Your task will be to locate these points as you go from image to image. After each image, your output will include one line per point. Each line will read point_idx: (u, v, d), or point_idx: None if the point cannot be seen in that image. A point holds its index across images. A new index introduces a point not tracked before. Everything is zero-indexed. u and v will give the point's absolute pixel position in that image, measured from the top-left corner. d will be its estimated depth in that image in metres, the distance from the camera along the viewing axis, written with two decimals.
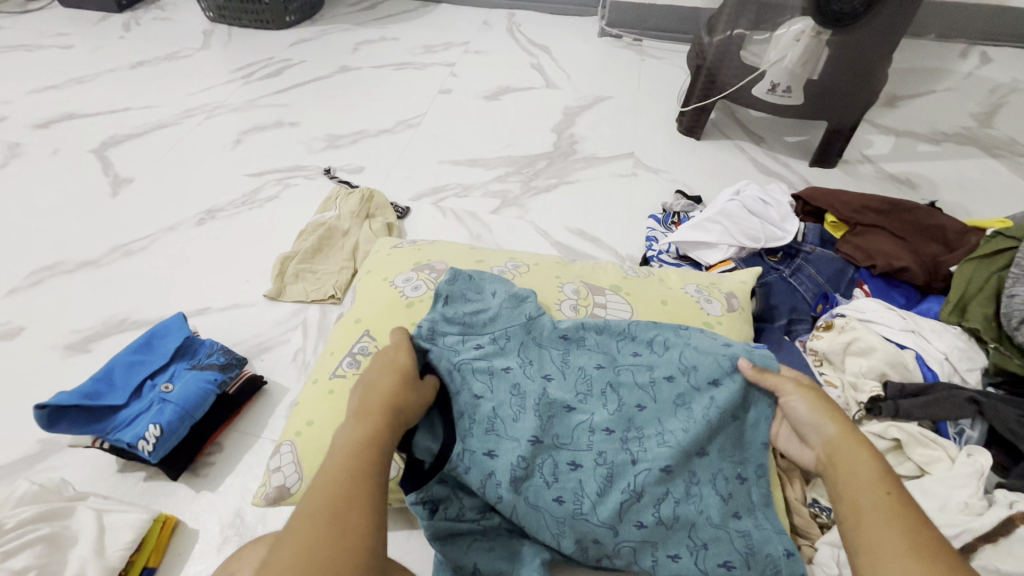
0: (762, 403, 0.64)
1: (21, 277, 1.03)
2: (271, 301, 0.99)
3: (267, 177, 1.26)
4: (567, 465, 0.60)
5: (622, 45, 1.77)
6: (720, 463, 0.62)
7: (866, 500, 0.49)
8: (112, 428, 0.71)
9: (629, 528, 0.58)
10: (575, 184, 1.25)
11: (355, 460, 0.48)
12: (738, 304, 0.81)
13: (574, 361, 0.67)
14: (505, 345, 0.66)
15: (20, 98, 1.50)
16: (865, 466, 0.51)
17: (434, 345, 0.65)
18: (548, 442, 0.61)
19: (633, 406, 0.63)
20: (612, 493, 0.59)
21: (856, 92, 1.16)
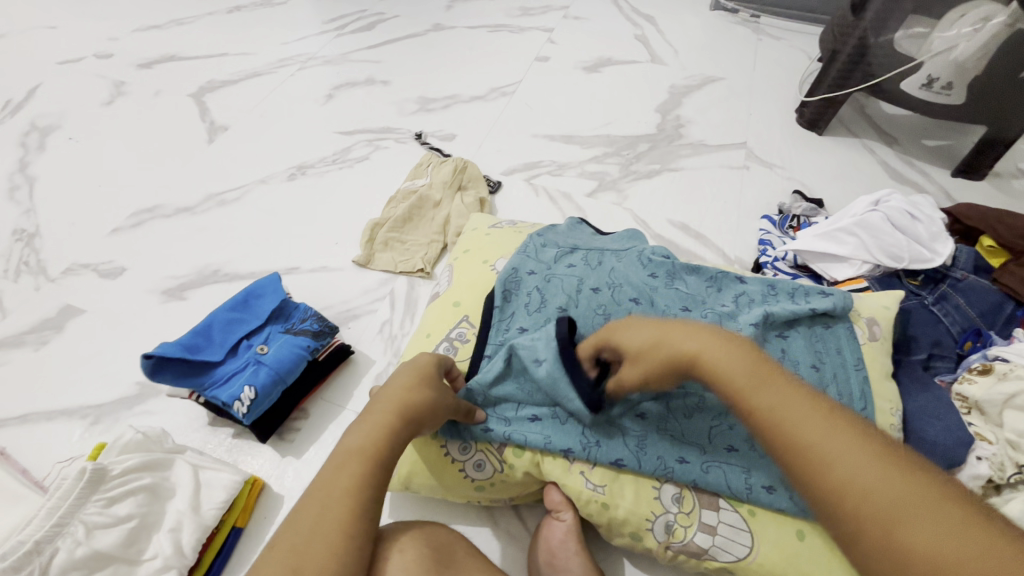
0: (839, 378, 0.65)
1: (123, 218, 1.05)
2: (359, 268, 0.97)
3: (359, 136, 1.23)
4: (670, 451, 0.59)
5: (737, 21, 1.61)
6: None
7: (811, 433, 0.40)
8: (209, 384, 0.70)
9: (717, 477, 0.58)
10: (680, 172, 1.15)
11: (359, 470, 0.46)
12: (880, 329, 0.71)
13: (662, 296, 0.70)
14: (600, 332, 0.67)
15: (126, 35, 1.52)
16: (810, 419, 0.41)
17: (509, 304, 0.69)
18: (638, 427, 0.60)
19: None
20: (713, 464, 0.58)
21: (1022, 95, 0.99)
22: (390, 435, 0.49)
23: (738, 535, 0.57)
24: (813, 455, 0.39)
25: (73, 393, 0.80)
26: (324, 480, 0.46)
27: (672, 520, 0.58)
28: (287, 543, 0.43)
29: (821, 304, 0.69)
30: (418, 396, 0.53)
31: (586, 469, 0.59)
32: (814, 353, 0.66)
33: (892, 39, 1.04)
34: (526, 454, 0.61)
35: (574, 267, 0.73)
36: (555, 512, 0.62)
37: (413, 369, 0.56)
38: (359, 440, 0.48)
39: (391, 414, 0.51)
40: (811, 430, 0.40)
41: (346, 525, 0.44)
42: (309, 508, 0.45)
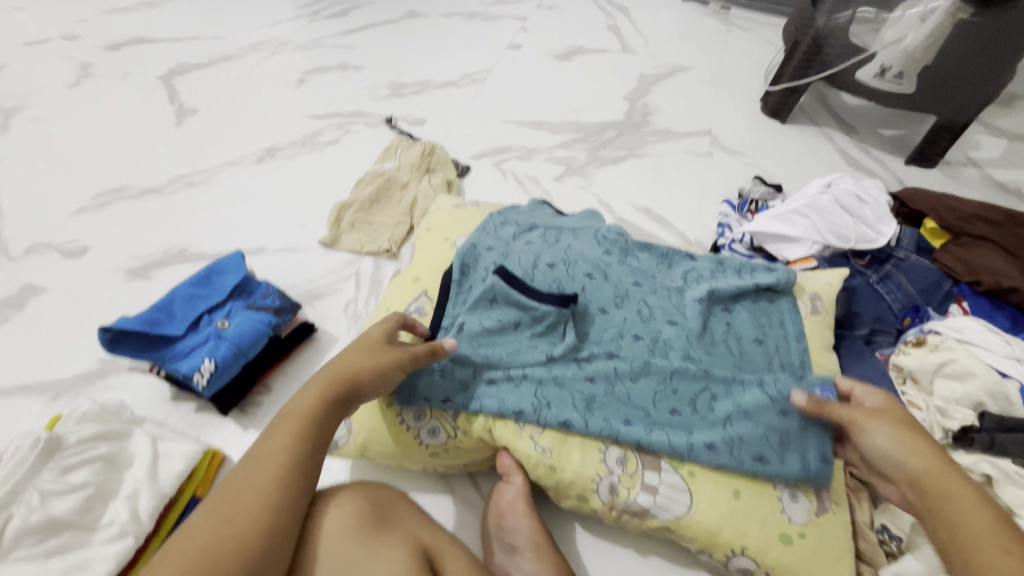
0: (780, 348, 0.68)
1: (87, 198, 1.05)
2: (325, 248, 0.98)
3: (329, 120, 1.23)
4: (616, 416, 0.61)
5: (708, 13, 1.64)
6: (739, 397, 0.62)
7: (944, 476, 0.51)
8: (170, 358, 0.71)
9: (661, 440, 0.60)
10: (645, 158, 1.18)
11: (291, 434, 0.49)
12: (823, 303, 0.74)
13: (615, 273, 0.73)
14: None
15: (94, 17, 1.50)
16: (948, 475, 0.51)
17: (467, 277, 0.71)
18: (588, 394, 0.63)
19: (663, 314, 0.68)
20: (657, 427, 0.61)
21: (977, 88, 1.04)
22: (325, 401, 0.52)
23: (678, 494, 0.59)
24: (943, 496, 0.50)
25: (33, 370, 0.80)
26: (260, 443, 0.49)
27: (616, 481, 0.60)
28: (225, 492, 0.46)
29: (764, 279, 0.72)
30: (356, 362, 0.55)
31: (535, 434, 0.61)
32: (758, 326, 0.69)
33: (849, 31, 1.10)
34: (479, 420, 0.63)
35: (531, 245, 0.75)
36: (507, 477, 0.64)
37: (361, 339, 0.58)
38: (297, 406, 0.52)
39: (328, 381, 0.53)
40: (942, 476, 0.51)
41: (280, 480, 0.47)
42: (243, 467, 0.48)
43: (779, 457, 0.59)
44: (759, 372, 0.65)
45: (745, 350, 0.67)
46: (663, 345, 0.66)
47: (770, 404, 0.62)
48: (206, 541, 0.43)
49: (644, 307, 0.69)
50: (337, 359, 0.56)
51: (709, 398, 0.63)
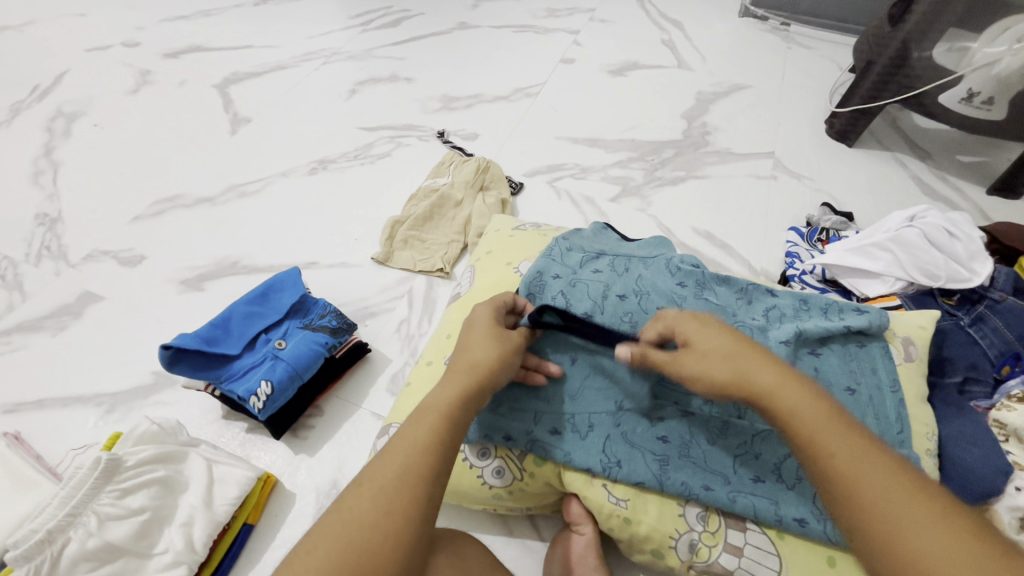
0: (878, 401, 0.62)
1: (144, 206, 1.05)
2: (378, 265, 0.96)
3: (381, 133, 1.22)
4: (695, 479, 0.56)
5: (766, 29, 1.59)
6: None
7: (832, 432, 0.44)
8: (226, 378, 0.69)
9: (745, 504, 0.55)
10: (705, 179, 1.13)
11: (436, 427, 0.47)
12: (914, 351, 0.68)
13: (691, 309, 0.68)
14: None
15: (153, 25, 1.53)
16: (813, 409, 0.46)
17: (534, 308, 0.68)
18: (665, 451, 0.57)
19: None
20: (740, 490, 0.56)
21: None
22: (465, 394, 0.50)
23: (765, 559, 0.54)
24: (819, 436, 0.45)
25: (89, 380, 0.80)
26: (404, 435, 0.47)
27: (696, 539, 0.56)
28: (375, 488, 0.44)
29: (854, 322, 0.67)
30: (483, 352, 0.53)
31: (608, 483, 0.57)
32: (850, 374, 0.64)
33: (932, 54, 1.02)
34: (548, 465, 0.59)
35: (600, 274, 0.71)
36: (576, 526, 0.60)
37: (480, 324, 0.57)
38: (435, 399, 0.50)
39: (462, 372, 0.52)
40: (819, 424, 0.45)
41: (431, 478, 0.45)
42: (389, 462, 0.45)
43: None
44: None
45: (840, 403, 0.61)
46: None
47: None
48: (358, 540, 0.41)
49: None
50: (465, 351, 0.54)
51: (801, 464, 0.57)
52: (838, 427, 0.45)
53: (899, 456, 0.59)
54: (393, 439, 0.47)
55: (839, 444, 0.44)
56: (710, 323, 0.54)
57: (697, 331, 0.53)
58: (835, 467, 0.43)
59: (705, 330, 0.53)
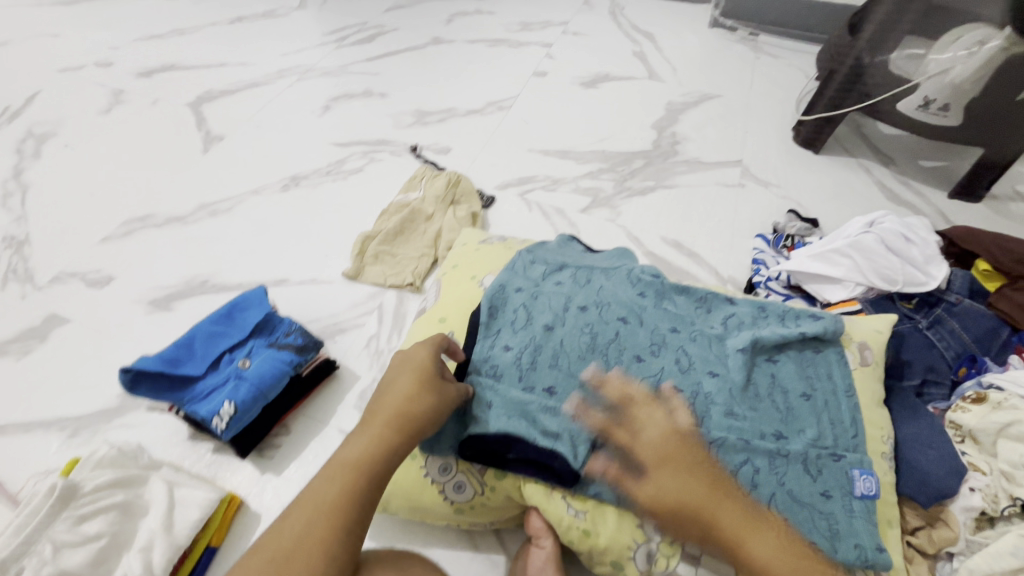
0: (835, 407, 0.63)
1: (114, 226, 1.05)
2: (348, 280, 0.96)
3: (353, 148, 1.23)
4: None
5: (735, 39, 1.62)
6: (786, 467, 0.58)
7: (753, 529, 0.53)
8: (190, 399, 0.69)
9: None
10: (674, 189, 1.15)
11: (350, 486, 0.49)
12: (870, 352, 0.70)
13: (651, 318, 0.69)
14: (591, 352, 0.65)
15: (127, 44, 1.53)
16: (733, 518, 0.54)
17: (497, 321, 0.68)
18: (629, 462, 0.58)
19: (704, 369, 0.64)
20: None
21: (1008, 117, 0.99)
22: (387, 445, 0.51)
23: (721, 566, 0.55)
24: (741, 539, 0.53)
25: (53, 404, 0.79)
26: (317, 492, 0.48)
27: (654, 549, 0.57)
28: (268, 552, 0.45)
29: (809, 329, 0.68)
30: (416, 404, 0.54)
31: (568, 494, 0.58)
32: (806, 380, 0.65)
33: (890, 59, 1.06)
34: (509, 477, 0.60)
35: (562, 287, 0.72)
36: (536, 539, 0.61)
37: (413, 368, 0.57)
38: (354, 451, 0.51)
39: (387, 423, 0.53)
40: (738, 522, 0.54)
41: (328, 540, 0.46)
42: (294, 519, 0.47)
43: (831, 544, 0.55)
44: (812, 435, 0.60)
45: (796, 408, 0.62)
46: (705, 399, 0.62)
47: (813, 480, 0.58)
48: None
49: (683, 361, 0.65)
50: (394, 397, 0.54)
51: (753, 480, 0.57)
52: (756, 524, 0.54)
53: (853, 460, 0.60)
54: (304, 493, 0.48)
55: (756, 540, 0.53)
56: (664, 420, 0.60)
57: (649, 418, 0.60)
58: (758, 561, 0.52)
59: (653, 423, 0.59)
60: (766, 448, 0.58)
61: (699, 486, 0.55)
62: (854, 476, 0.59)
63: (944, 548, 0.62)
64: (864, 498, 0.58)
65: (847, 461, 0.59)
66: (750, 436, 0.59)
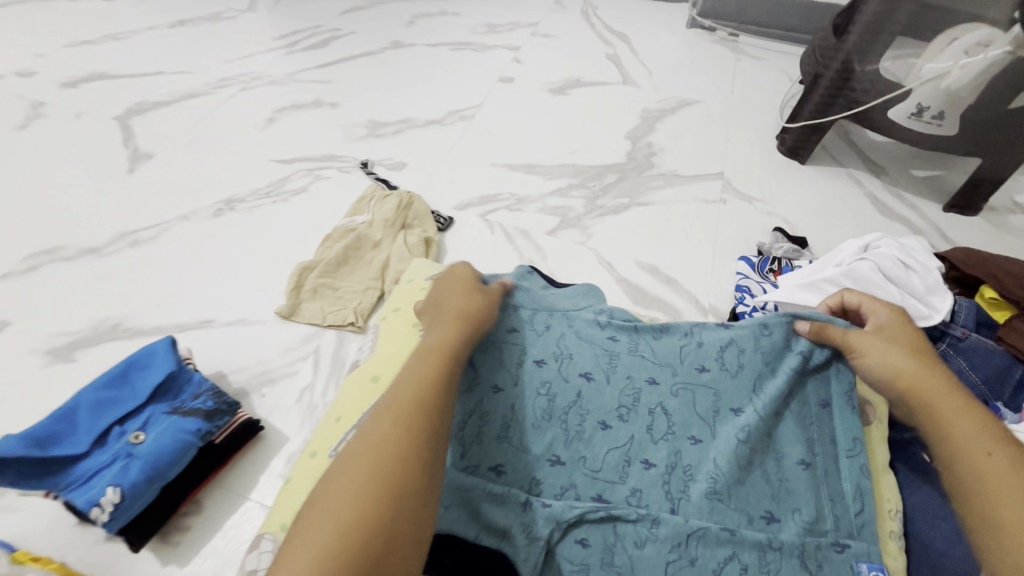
0: (837, 478, 0.54)
1: (16, 261, 0.92)
2: (282, 320, 0.84)
3: (298, 165, 1.11)
4: None
5: (714, 40, 1.53)
6: (779, 564, 0.48)
7: (947, 400, 0.48)
8: (66, 485, 0.57)
9: None
10: (650, 206, 1.05)
11: (438, 363, 0.49)
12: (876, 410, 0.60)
13: (622, 370, 0.58)
14: (548, 418, 0.55)
15: (53, 51, 1.39)
16: (963, 422, 0.46)
17: None
18: (592, 562, 0.48)
19: (682, 437, 0.55)
20: None
21: (1007, 126, 0.92)
22: (461, 331, 0.53)
23: None
24: (945, 421, 0.47)
25: None
26: (411, 373, 0.48)
27: None
28: (380, 421, 0.44)
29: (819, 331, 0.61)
30: (471, 303, 0.57)
31: None
32: (805, 445, 0.55)
33: (878, 67, 0.96)
34: None
35: (517, 331, 0.60)
36: None
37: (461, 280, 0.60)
38: (437, 338, 0.52)
39: (458, 316, 0.55)
40: (949, 404, 0.48)
41: (431, 401, 0.45)
42: (397, 395, 0.45)
43: None
44: (812, 520, 0.51)
45: (794, 483, 0.52)
46: (683, 475, 0.52)
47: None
48: (375, 477, 0.40)
49: (657, 426, 0.55)
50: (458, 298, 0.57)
51: (823, 388, 0.58)
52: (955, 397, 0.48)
53: (858, 550, 0.50)
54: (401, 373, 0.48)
55: (969, 422, 0.46)
56: (895, 341, 0.54)
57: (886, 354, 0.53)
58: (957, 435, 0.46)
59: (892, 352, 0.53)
60: (755, 539, 0.49)
61: (927, 376, 0.50)
62: (860, 571, 0.49)
63: None
64: None
65: (851, 552, 0.50)
66: (735, 524, 0.50)
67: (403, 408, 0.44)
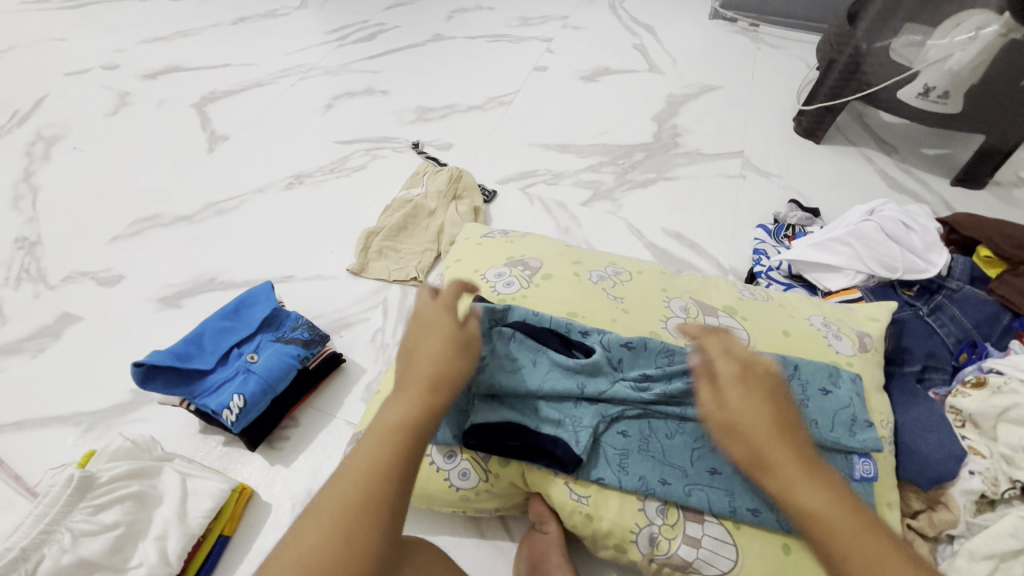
0: (841, 396, 0.62)
1: (122, 226, 1.07)
2: (353, 276, 0.97)
3: (357, 146, 1.24)
4: (655, 479, 0.57)
5: (736, 30, 1.62)
6: None
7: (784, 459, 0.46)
8: (200, 393, 0.70)
9: (700, 497, 0.57)
10: (675, 180, 1.16)
11: (394, 449, 0.46)
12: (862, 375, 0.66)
13: None
14: (593, 342, 0.64)
15: (131, 47, 1.55)
16: (819, 490, 0.45)
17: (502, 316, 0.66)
18: (632, 449, 0.59)
19: None
20: (698, 485, 0.57)
21: (1011, 104, 0.99)
22: (426, 409, 0.48)
23: (722, 548, 0.56)
24: (792, 480, 0.46)
25: (67, 399, 0.81)
26: (371, 449, 0.46)
27: (657, 532, 0.57)
28: (337, 505, 0.43)
29: (840, 400, 0.62)
30: (452, 363, 0.51)
31: (570, 480, 0.59)
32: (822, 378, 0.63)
33: (891, 46, 1.05)
34: (513, 464, 0.61)
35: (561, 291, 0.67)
36: (541, 525, 0.62)
37: (447, 329, 0.53)
38: (402, 413, 0.48)
39: (427, 383, 0.49)
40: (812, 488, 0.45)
41: (383, 490, 0.44)
42: (356, 473, 0.45)
43: None
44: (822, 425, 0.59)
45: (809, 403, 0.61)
46: None
47: None
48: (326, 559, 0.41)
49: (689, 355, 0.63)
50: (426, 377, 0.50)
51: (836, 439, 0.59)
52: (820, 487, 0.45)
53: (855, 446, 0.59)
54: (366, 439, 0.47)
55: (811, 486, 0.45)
56: (750, 382, 0.50)
57: (739, 404, 0.49)
58: (804, 506, 0.45)
59: (750, 403, 0.49)
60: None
61: (758, 420, 0.48)
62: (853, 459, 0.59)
63: (944, 530, 0.63)
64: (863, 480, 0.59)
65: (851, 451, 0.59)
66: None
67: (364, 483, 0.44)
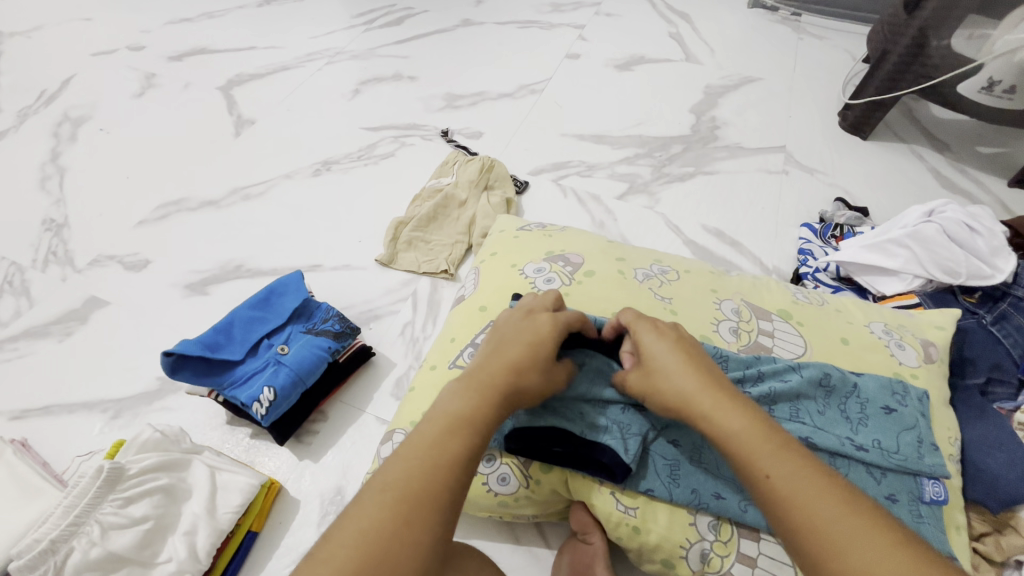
0: (909, 414, 0.58)
1: (149, 210, 1.05)
2: (382, 267, 0.95)
3: (385, 133, 1.21)
4: (708, 493, 0.54)
5: (776, 20, 1.55)
6: (851, 471, 0.55)
7: (762, 447, 0.45)
8: (229, 384, 0.68)
9: (756, 514, 0.53)
10: (715, 175, 1.11)
11: (453, 440, 0.44)
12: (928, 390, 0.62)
13: None
14: None
15: (158, 28, 1.53)
16: (793, 471, 0.44)
17: None
18: (683, 461, 0.56)
19: (769, 370, 0.59)
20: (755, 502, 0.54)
21: None
22: (489, 406, 0.47)
23: (780, 569, 0.52)
24: (767, 461, 0.45)
25: (94, 385, 0.80)
26: (428, 436, 0.44)
27: (708, 548, 0.54)
28: (390, 488, 0.41)
29: (906, 416, 0.58)
30: (529, 374, 0.51)
31: (617, 490, 0.56)
32: (887, 393, 0.59)
33: (951, 42, 0.99)
34: (555, 470, 0.58)
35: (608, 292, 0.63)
36: (584, 535, 0.60)
37: (530, 337, 0.53)
38: (464, 406, 0.47)
39: (499, 388, 0.49)
40: (782, 471, 0.44)
41: (439, 478, 0.42)
42: (412, 459, 0.43)
43: None
44: (889, 449, 0.56)
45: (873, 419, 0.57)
46: (767, 398, 0.57)
47: (877, 483, 0.54)
48: (375, 544, 0.38)
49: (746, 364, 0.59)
50: (492, 378, 0.49)
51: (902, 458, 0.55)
52: (793, 464, 0.44)
53: (924, 465, 0.56)
54: (426, 428, 0.45)
55: (781, 466, 0.44)
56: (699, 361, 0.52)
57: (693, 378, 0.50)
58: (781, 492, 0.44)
59: (702, 377, 0.50)
60: (829, 447, 0.55)
61: (721, 402, 0.48)
62: (921, 480, 0.55)
63: (1012, 556, 0.58)
64: (932, 503, 0.55)
65: (919, 472, 0.55)
66: (814, 435, 0.55)
67: (420, 468, 0.42)
